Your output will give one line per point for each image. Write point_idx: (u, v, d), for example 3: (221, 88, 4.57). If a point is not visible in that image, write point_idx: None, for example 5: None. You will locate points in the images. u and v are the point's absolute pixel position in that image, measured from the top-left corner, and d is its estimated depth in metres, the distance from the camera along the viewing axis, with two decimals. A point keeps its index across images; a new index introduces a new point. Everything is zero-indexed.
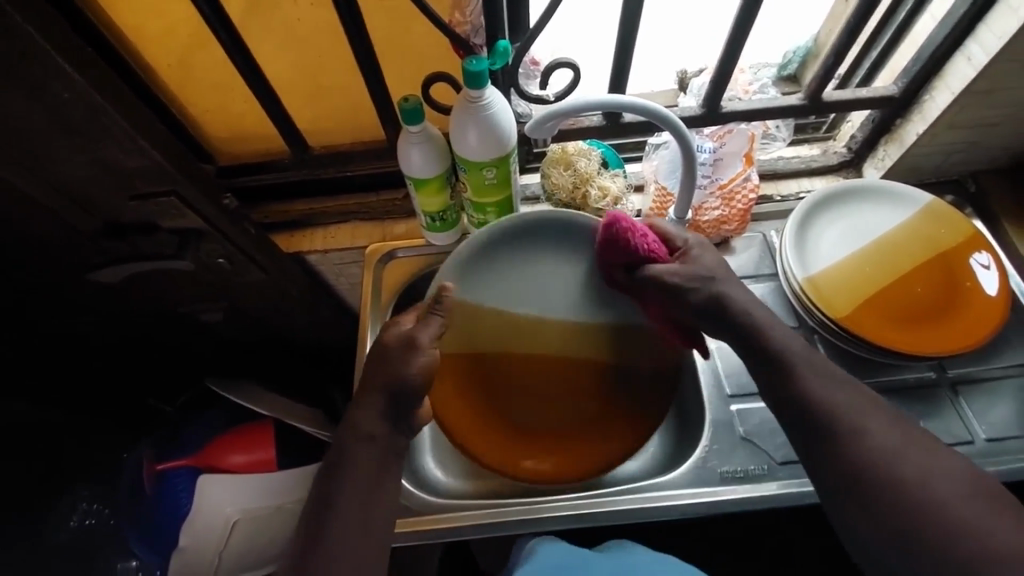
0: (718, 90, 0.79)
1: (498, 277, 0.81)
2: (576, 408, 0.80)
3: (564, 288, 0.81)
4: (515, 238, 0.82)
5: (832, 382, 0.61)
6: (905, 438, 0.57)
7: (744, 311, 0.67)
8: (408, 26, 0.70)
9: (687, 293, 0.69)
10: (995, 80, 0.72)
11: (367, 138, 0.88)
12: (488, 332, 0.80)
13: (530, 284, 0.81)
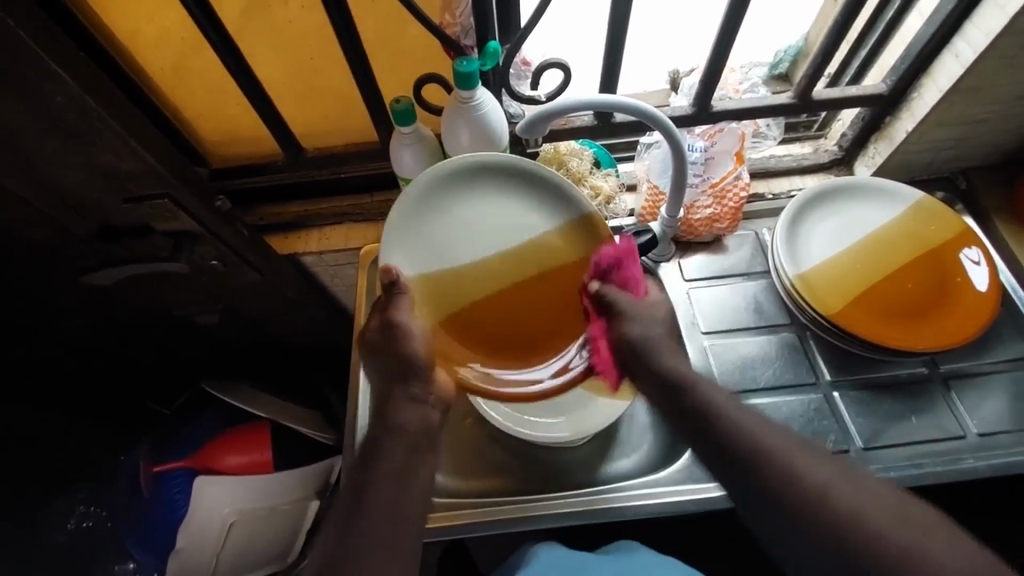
0: (708, 89, 0.80)
1: (446, 222, 0.71)
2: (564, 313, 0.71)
3: (510, 201, 0.72)
4: (449, 178, 0.71)
5: (758, 423, 0.63)
6: (834, 469, 0.59)
7: (670, 362, 0.70)
8: (400, 28, 0.70)
9: (637, 332, 0.71)
10: (983, 77, 0.73)
11: (362, 140, 0.89)
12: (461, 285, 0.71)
13: (481, 216, 0.72)
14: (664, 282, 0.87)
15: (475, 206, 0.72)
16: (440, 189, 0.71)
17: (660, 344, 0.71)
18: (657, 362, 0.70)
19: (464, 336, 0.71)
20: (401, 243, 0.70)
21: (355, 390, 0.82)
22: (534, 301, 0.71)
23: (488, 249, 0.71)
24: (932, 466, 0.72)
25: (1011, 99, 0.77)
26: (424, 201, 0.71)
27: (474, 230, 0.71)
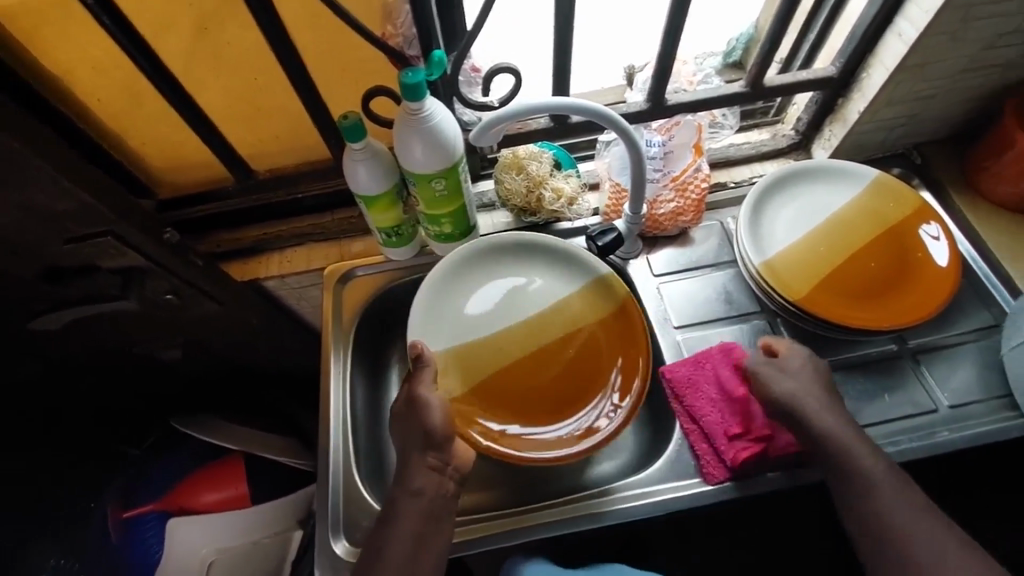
0: (661, 82, 0.79)
1: (464, 310, 0.81)
2: (582, 365, 0.78)
3: (521, 290, 0.83)
4: (458, 273, 0.83)
5: (893, 491, 0.61)
6: (947, 542, 0.58)
7: (825, 418, 0.65)
8: (342, 43, 0.68)
9: (773, 385, 0.68)
10: (928, 54, 0.73)
11: (315, 158, 0.86)
12: (492, 353, 0.79)
13: (498, 299, 0.82)
14: (633, 278, 0.87)
15: (493, 292, 0.82)
16: (478, 266, 0.84)
17: (809, 402, 0.66)
18: (816, 428, 0.64)
19: (498, 396, 0.77)
20: (433, 316, 0.80)
21: (327, 416, 0.80)
22: (552, 358, 0.79)
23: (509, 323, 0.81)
24: (905, 443, 0.73)
25: (957, 73, 0.78)
26: (456, 278, 0.82)
27: (504, 303, 0.82)
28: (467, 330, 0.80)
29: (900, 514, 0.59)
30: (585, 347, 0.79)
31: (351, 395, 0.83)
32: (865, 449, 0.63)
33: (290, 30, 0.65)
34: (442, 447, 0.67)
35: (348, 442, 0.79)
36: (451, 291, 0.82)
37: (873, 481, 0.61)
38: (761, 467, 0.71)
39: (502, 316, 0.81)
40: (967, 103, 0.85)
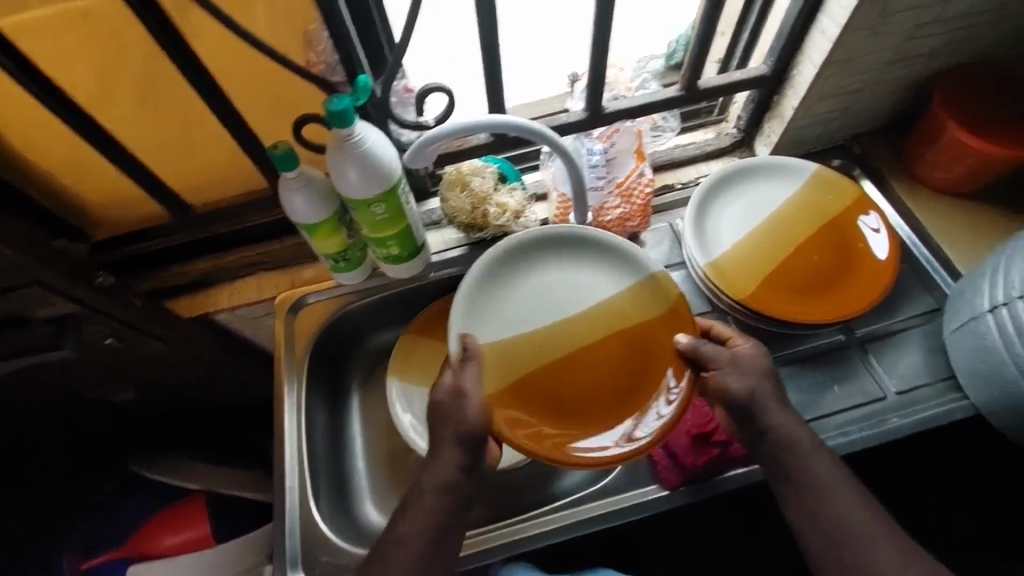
0: (596, 91, 0.79)
1: (502, 307, 0.75)
2: (629, 365, 0.72)
3: (565, 288, 0.77)
4: (496, 269, 0.77)
5: (844, 495, 0.63)
6: (892, 543, 0.61)
7: (778, 421, 0.65)
8: (268, 75, 0.67)
9: (730, 386, 0.65)
10: (851, 49, 0.75)
11: (251, 189, 0.85)
12: (531, 351, 0.73)
13: (538, 296, 0.76)
14: None
15: (534, 288, 0.77)
16: (512, 263, 0.78)
17: (769, 404, 0.65)
18: (773, 432, 0.65)
19: (540, 398, 0.71)
20: (464, 313, 0.74)
21: (282, 451, 0.79)
22: (599, 358, 0.73)
23: (550, 320, 0.75)
24: (855, 432, 0.74)
25: (883, 66, 0.80)
26: (491, 275, 0.77)
27: (546, 300, 0.76)
28: (505, 327, 0.74)
29: (848, 518, 0.61)
30: (633, 346, 0.73)
31: (307, 426, 0.82)
32: (818, 456, 0.64)
33: (210, 66, 0.64)
34: (478, 444, 0.65)
35: (304, 474, 0.78)
36: (484, 288, 0.76)
37: (826, 489, 0.63)
38: (719, 469, 0.72)
39: (543, 315, 0.75)
40: (898, 93, 0.87)
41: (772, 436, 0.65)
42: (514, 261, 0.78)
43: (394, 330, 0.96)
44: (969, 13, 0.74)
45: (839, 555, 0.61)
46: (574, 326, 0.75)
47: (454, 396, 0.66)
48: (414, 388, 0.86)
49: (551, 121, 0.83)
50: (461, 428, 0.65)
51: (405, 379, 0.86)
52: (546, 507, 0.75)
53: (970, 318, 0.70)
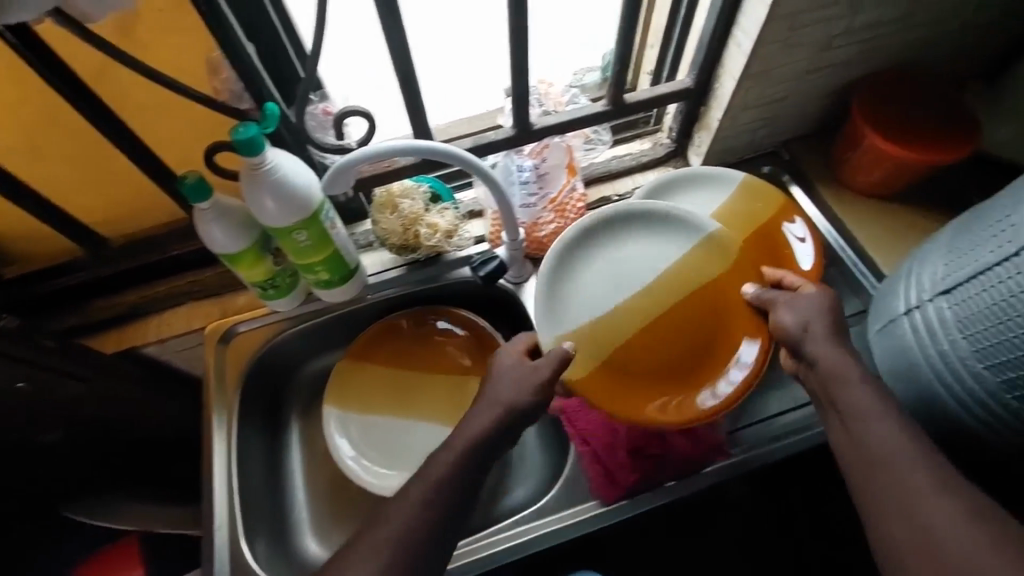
0: (522, 108, 0.79)
1: (581, 298, 0.70)
2: (702, 329, 0.70)
3: (633, 260, 0.70)
4: (564, 262, 0.71)
5: (887, 426, 0.54)
6: (944, 483, 0.51)
7: (833, 350, 0.59)
8: (171, 108, 0.65)
9: (783, 320, 0.63)
10: (765, 63, 0.76)
11: (170, 219, 0.83)
12: (612, 333, 0.69)
13: (608, 277, 0.70)
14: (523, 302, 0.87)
15: (601, 268, 0.70)
16: (575, 250, 0.71)
17: (823, 337, 0.60)
18: (819, 361, 0.59)
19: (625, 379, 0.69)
20: (547, 307, 0.69)
21: (211, 490, 0.76)
22: (681, 324, 0.70)
23: (625, 298, 0.70)
24: (788, 438, 0.73)
25: (800, 76, 0.81)
26: (559, 271, 0.70)
27: (617, 278, 0.70)
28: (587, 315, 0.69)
29: (887, 451, 0.53)
30: (709, 304, 0.69)
31: (238, 460, 0.80)
32: (865, 382, 0.57)
33: (103, 97, 0.61)
34: (531, 411, 0.61)
35: (235, 513, 0.76)
36: (560, 276, 0.70)
37: (868, 418, 0.55)
38: (655, 482, 0.72)
39: (622, 293, 0.70)
40: (820, 101, 0.89)
41: (820, 372, 0.59)
42: (577, 242, 0.71)
43: (331, 355, 0.94)
44: (876, 24, 0.76)
45: (882, 497, 0.53)
46: (648, 298, 0.70)
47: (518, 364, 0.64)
48: (352, 415, 0.84)
49: (480, 138, 0.83)
50: (516, 388, 0.62)
51: (343, 406, 0.84)
52: (486, 530, 0.74)
53: (889, 322, 0.71)
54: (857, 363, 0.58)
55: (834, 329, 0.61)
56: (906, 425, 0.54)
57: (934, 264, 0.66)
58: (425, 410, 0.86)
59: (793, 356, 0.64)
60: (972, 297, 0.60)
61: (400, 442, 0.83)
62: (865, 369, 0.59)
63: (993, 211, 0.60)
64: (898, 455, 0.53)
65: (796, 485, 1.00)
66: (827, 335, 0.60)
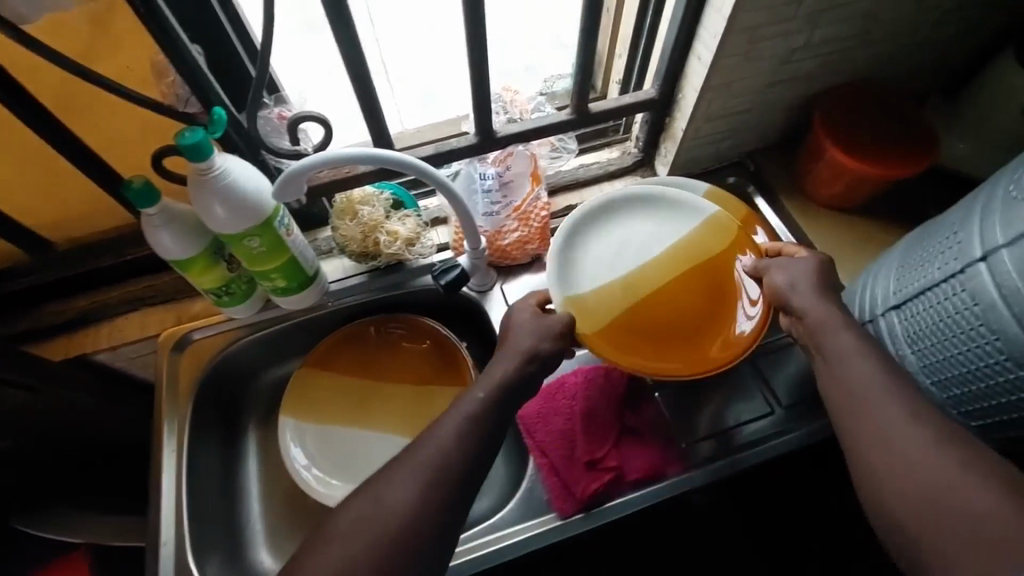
0: (484, 116, 0.78)
1: (592, 267, 0.76)
2: (708, 295, 0.75)
3: (639, 237, 0.78)
4: (575, 238, 0.78)
5: (872, 374, 0.54)
6: (930, 429, 0.49)
7: (819, 302, 0.61)
8: (116, 110, 0.64)
9: (776, 281, 0.65)
10: (726, 75, 0.76)
11: (119, 222, 0.81)
12: (621, 297, 0.74)
13: (617, 250, 0.77)
14: (487, 310, 0.87)
15: (610, 243, 0.78)
16: (585, 229, 0.79)
17: (810, 293, 0.62)
18: (807, 314, 0.61)
19: (637, 338, 0.73)
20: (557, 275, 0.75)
21: (158, 503, 0.74)
22: (685, 289, 0.75)
23: (632, 267, 0.76)
24: (744, 449, 0.73)
25: (761, 89, 0.82)
26: (570, 244, 0.78)
27: (625, 251, 0.77)
28: (599, 281, 0.75)
29: (872, 398, 0.53)
30: (709, 271, 0.75)
31: (190, 471, 0.78)
32: (848, 333, 0.58)
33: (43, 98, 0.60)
34: (551, 357, 0.66)
35: (182, 528, 0.74)
36: (567, 252, 0.77)
37: (852, 366, 0.55)
38: (612, 494, 0.71)
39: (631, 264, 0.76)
40: (783, 114, 0.90)
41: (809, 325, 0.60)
42: (587, 221, 0.79)
43: (290, 363, 0.93)
44: (834, 39, 0.76)
45: (868, 447, 0.51)
46: (654, 268, 0.76)
47: (533, 323, 0.67)
48: (310, 425, 0.83)
49: (442, 145, 0.82)
50: (537, 336, 0.66)
51: (300, 416, 0.83)
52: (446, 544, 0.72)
53: None
54: (838, 309, 0.60)
55: (823, 276, 0.63)
56: (884, 362, 0.55)
57: (887, 277, 0.66)
58: (384, 420, 0.84)
59: (789, 319, 0.65)
60: (920, 313, 0.61)
61: (357, 452, 0.82)
62: (847, 314, 0.61)
63: (943, 227, 0.60)
64: (873, 388, 0.53)
65: (758, 494, 1.01)
66: (812, 284, 0.62)
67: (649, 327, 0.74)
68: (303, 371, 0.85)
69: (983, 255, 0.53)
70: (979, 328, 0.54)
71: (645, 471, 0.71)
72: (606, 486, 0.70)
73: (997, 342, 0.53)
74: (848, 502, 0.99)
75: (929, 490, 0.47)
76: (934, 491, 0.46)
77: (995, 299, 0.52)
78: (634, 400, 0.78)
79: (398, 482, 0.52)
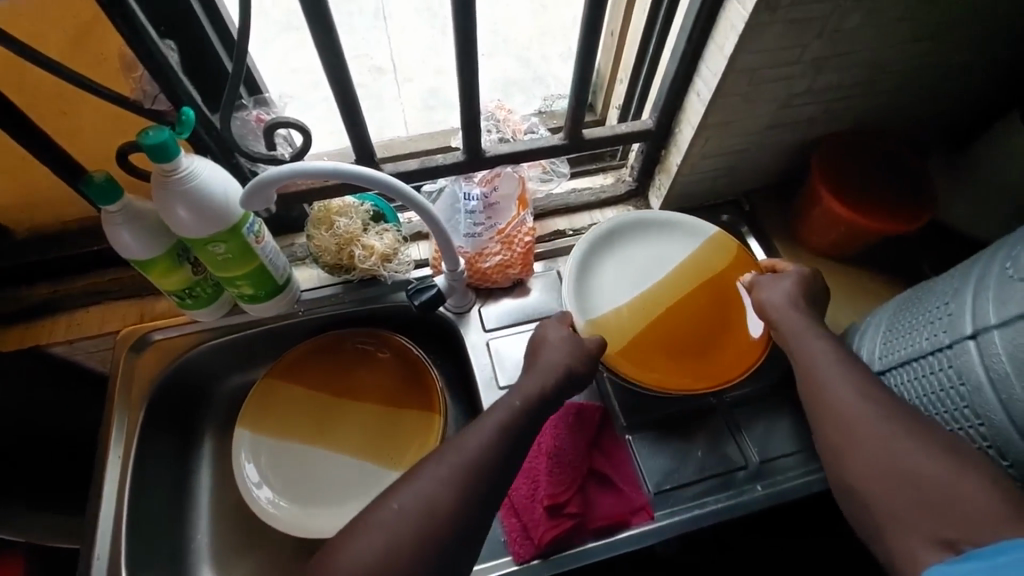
0: (472, 135, 0.76)
1: (603, 292, 0.79)
2: (714, 319, 0.77)
3: (642, 260, 0.81)
4: (587, 264, 0.80)
5: (844, 377, 0.58)
6: (900, 423, 0.53)
7: (797, 319, 0.65)
8: (80, 101, 0.61)
9: (760, 298, 0.70)
10: (724, 114, 0.74)
11: (83, 214, 0.78)
12: (632, 321, 0.76)
13: (625, 275, 0.80)
14: (462, 333, 0.84)
15: (618, 268, 0.80)
16: (594, 254, 0.81)
17: (787, 309, 0.67)
18: (785, 329, 0.66)
19: (652, 360, 0.74)
20: (574, 296, 0.77)
21: (98, 506, 0.71)
22: (689, 310, 0.77)
23: (638, 291, 0.79)
24: (712, 503, 0.70)
25: (762, 130, 0.79)
26: (582, 271, 0.79)
27: (632, 276, 0.80)
28: (613, 305, 0.77)
29: (843, 400, 0.57)
30: (715, 291, 0.78)
31: (135, 480, 0.75)
32: (822, 341, 0.62)
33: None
34: (582, 377, 0.66)
35: (121, 537, 0.70)
36: (582, 273, 0.79)
37: (824, 371, 0.59)
38: (574, 541, 0.68)
39: (636, 286, 0.79)
40: (782, 156, 0.87)
41: (787, 339, 0.65)
42: (595, 247, 0.81)
43: (252, 371, 0.89)
44: (837, 87, 0.74)
45: (841, 442, 0.55)
46: (659, 291, 0.79)
47: (572, 345, 0.67)
48: (266, 440, 0.79)
49: (427, 161, 0.79)
50: (569, 352, 0.66)
51: (257, 429, 0.79)
52: None
53: None
54: (811, 322, 0.65)
55: (805, 295, 0.69)
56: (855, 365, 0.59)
57: (874, 337, 0.64)
58: (344, 439, 0.81)
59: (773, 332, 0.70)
60: (905, 383, 0.58)
61: (314, 473, 0.78)
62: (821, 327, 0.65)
63: (933, 296, 0.57)
64: (842, 386, 0.57)
65: (727, 544, 0.97)
66: (790, 299, 0.67)
67: (659, 346, 0.75)
68: (269, 379, 0.82)
69: (973, 333, 0.50)
70: (964, 409, 0.52)
71: (610, 518, 0.69)
72: (567, 533, 0.68)
73: (981, 426, 0.51)
74: (818, 558, 0.96)
75: (887, 468, 0.52)
76: (902, 478, 0.51)
77: (983, 380, 0.49)
78: (600, 438, 0.74)
79: (420, 485, 0.54)
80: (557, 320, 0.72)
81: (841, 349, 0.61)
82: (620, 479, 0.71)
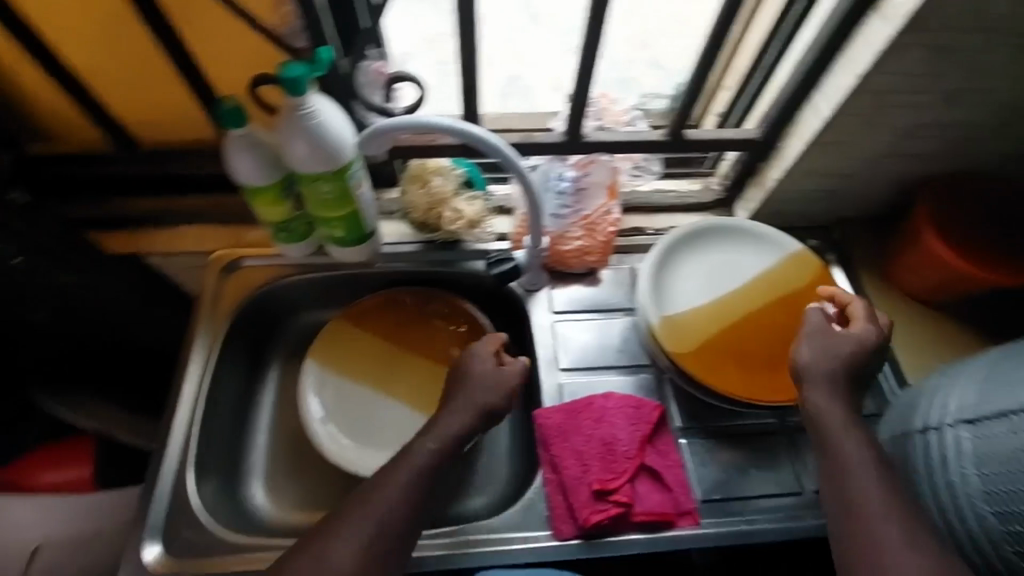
0: (578, 117, 0.76)
1: (678, 294, 0.78)
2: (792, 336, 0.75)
3: (721, 268, 0.80)
4: (665, 264, 0.80)
5: (873, 488, 0.57)
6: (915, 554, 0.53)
7: (824, 403, 0.62)
8: (226, 27, 0.65)
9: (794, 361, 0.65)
10: (843, 133, 0.72)
11: (195, 137, 0.82)
12: (706, 326, 0.76)
13: (703, 280, 0.79)
14: (530, 312, 0.84)
15: (697, 272, 0.80)
16: (674, 256, 0.80)
17: (824, 383, 0.63)
18: (812, 410, 0.62)
19: (723, 367, 0.74)
20: (651, 294, 0.77)
21: (174, 411, 0.76)
22: (767, 322, 0.76)
23: (715, 296, 0.78)
24: (761, 523, 0.70)
25: (873, 157, 0.77)
26: (660, 271, 0.79)
27: (709, 282, 0.79)
28: (690, 309, 0.77)
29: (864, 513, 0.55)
30: (795, 308, 0.77)
31: (210, 394, 0.79)
32: (855, 440, 0.60)
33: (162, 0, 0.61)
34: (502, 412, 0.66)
35: (190, 445, 0.75)
36: (660, 272, 0.79)
37: (851, 474, 0.58)
38: (616, 529, 0.68)
39: (714, 291, 0.78)
40: (885, 189, 0.84)
41: (815, 421, 0.62)
42: (675, 249, 0.81)
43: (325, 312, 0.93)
44: (966, 123, 0.71)
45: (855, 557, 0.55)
46: (736, 299, 0.78)
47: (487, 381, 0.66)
48: (332, 377, 0.83)
49: (528, 137, 0.81)
50: (491, 389, 0.66)
51: (324, 365, 0.83)
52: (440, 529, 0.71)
53: (901, 433, 0.66)
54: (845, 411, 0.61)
55: (851, 359, 0.64)
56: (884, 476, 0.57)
57: (966, 387, 0.61)
58: (402, 392, 0.84)
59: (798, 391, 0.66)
60: (996, 435, 0.56)
61: (372, 416, 0.81)
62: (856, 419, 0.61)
63: None
64: (870, 500, 0.56)
65: None
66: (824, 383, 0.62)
67: (731, 353, 0.74)
68: (343, 320, 0.85)
69: None
70: None
71: (659, 513, 0.68)
72: (611, 522, 0.68)
73: None
74: None
75: None
76: None
77: None
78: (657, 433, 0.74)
79: None
80: (482, 343, 0.70)
81: (875, 455, 0.59)
82: (672, 481, 0.70)
